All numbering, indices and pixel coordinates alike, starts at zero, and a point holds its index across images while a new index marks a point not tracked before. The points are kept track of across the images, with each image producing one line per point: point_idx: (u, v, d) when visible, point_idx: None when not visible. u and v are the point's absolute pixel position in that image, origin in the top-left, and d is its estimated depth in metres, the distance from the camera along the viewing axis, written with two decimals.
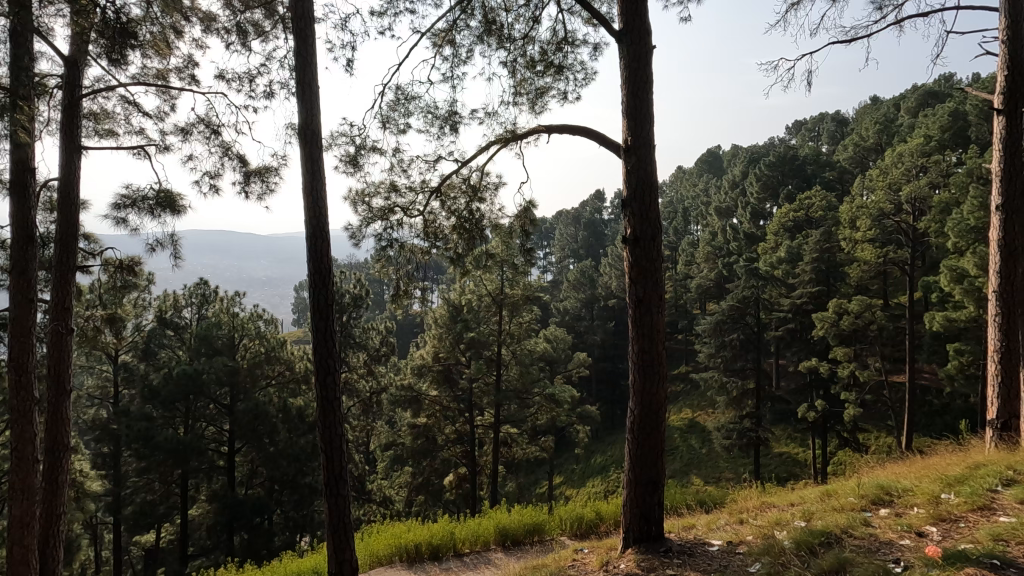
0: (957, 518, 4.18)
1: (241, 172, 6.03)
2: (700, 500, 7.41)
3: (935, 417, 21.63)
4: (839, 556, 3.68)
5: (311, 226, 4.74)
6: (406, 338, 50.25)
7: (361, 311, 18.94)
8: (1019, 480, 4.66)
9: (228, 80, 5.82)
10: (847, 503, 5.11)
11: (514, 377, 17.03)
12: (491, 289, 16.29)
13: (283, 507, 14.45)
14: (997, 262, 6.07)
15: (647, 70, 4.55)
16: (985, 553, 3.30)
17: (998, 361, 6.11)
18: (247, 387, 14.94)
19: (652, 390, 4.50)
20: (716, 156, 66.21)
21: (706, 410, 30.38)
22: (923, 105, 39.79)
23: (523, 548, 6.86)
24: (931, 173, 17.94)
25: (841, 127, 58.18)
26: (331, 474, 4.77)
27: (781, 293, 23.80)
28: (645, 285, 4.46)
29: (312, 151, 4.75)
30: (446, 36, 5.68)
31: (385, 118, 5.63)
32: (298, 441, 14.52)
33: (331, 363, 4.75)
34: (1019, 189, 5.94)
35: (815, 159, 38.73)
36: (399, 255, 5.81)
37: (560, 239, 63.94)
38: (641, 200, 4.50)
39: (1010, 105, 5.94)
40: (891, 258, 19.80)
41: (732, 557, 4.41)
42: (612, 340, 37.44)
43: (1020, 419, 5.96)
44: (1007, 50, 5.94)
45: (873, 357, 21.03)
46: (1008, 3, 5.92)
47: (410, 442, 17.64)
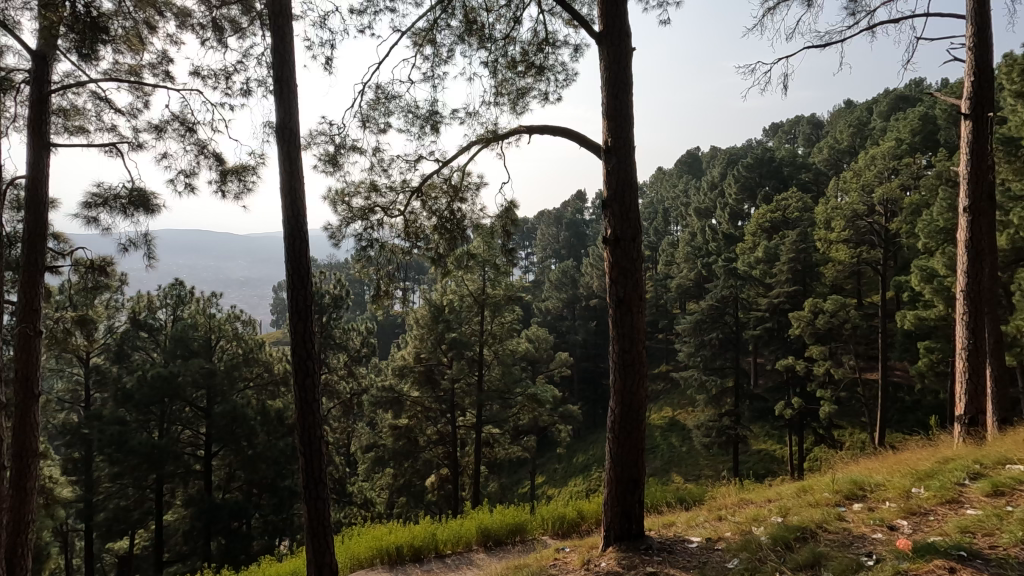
0: (926, 512, 4.31)
1: (217, 171, 5.92)
2: (680, 498, 7.49)
3: (907, 414, 22.19)
4: (814, 551, 3.76)
5: (289, 227, 4.68)
6: (387, 339, 50.05)
7: (342, 312, 18.54)
8: (985, 474, 4.81)
9: (204, 77, 5.72)
10: (822, 499, 5.22)
11: (496, 377, 17.10)
12: (473, 289, 16.33)
13: (262, 510, 14.20)
14: (965, 262, 6.25)
15: (627, 72, 4.59)
16: (954, 546, 3.39)
17: (965, 358, 6.27)
18: (225, 389, 14.57)
19: (632, 389, 4.54)
20: (695, 158, 67.15)
21: (686, 409, 30.76)
22: (895, 109, 40.95)
23: (505, 548, 6.84)
24: (902, 175, 18.48)
25: (817, 130, 59.61)
26: (310, 476, 4.73)
27: (759, 292, 24.35)
28: (624, 286, 4.50)
29: (289, 151, 4.69)
30: (426, 36, 5.65)
31: (364, 118, 5.59)
32: (277, 443, 14.33)
33: (311, 365, 4.71)
34: (983, 191, 6.16)
35: (791, 161, 39.61)
36: (379, 255, 5.76)
37: (542, 239, 64.22)
38: (621, 200, 4.53)
39: (976, 110, 6.12)
40: (864, 258, 20.24)
41: (711, 553, 4.47)
42: (593, 340, 37.82)
43: (985, 415, 6.15)
44: (974, 57, 6.10)
45: (847, 355, 21.49)
46: (975, 11, 6.10)
47: (391, 444, 17.32)
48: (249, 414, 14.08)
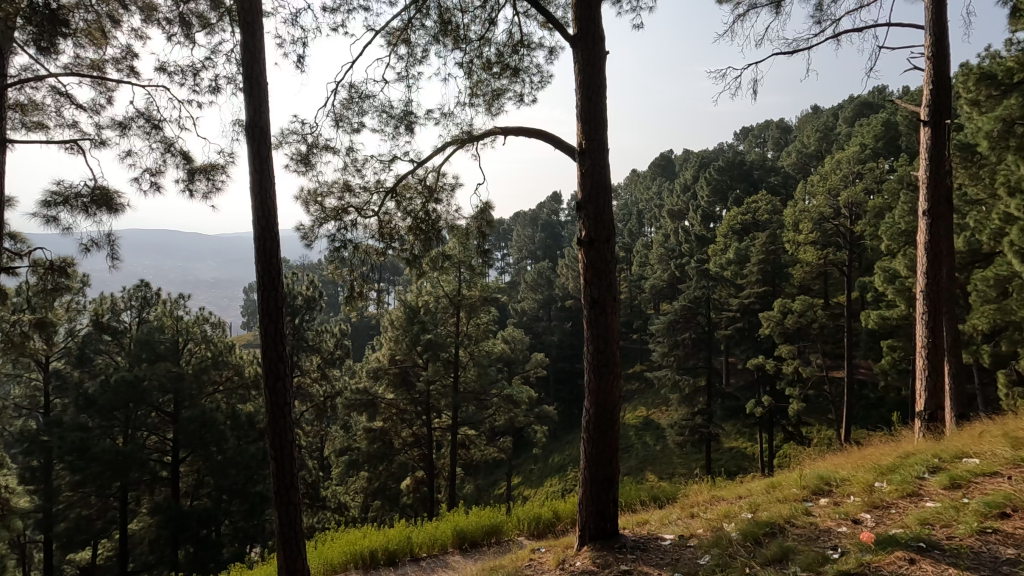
0: (888, 505, 4.46)
1: (185, 169, 5.75)
2: (654, 496, 7.58)
3: (872, 410, 22.95)
4: (782, 546, 3.85)
5: (260, 227, 4.59)
6: (362, 341, 49.57)
7: (315, 313, 18.19)
8: (943, 467, 5.00)
9: (170, 74, 5.56)
10: (790, 495, 5.35)
11: (472, 378, 17.17)
12: (449, 290, 16.29)
13: (233, 517, 13.85)
14: (924, 264, 6.48)
15: (601, 76, 4.64)
16: (913, 537, 3.51)
17: (925, 356, 6.49)
18: (193, 394, 14.12)
19: (607, 389, 4.58)
20: (669, 161, 68.21)
21: (660, 409, 31.20)
22: (859, 115, 42.36)
23: (480, 550, 6.83)
24: (866, 179, 19.12)
25: (786, 135, 61.22)
26: (281, 482, 4.65)
27: (729, 293, 24.84)
28: (598, 288, 4.54)
29: (260, 149, 4.60)
30: (400, 36, 5.61)
31: (338, 117, 5.51)
32: (247, 448, 13.99)
33: (282, 368, 4.63)
34: (941, 195, 6.40)
35: (761, 165, 40.52)
36: (353, 256, 5.69)
37: (518, 240, 64.36)
38: (595, 202, 4.57)
39: (934, 117, 6.35)
40: (831, 260, 20.79)
41: (684, 550, 4.54)
42: (568, 341, 38.08)
43: (944, 410, 6.39)
44: (933, 66, 6.34)
45: (815, 354, 22.06)
46: (933, 22, 6.33)
47: (366, 447, 17.10)
48: (219, 418, 13.72)
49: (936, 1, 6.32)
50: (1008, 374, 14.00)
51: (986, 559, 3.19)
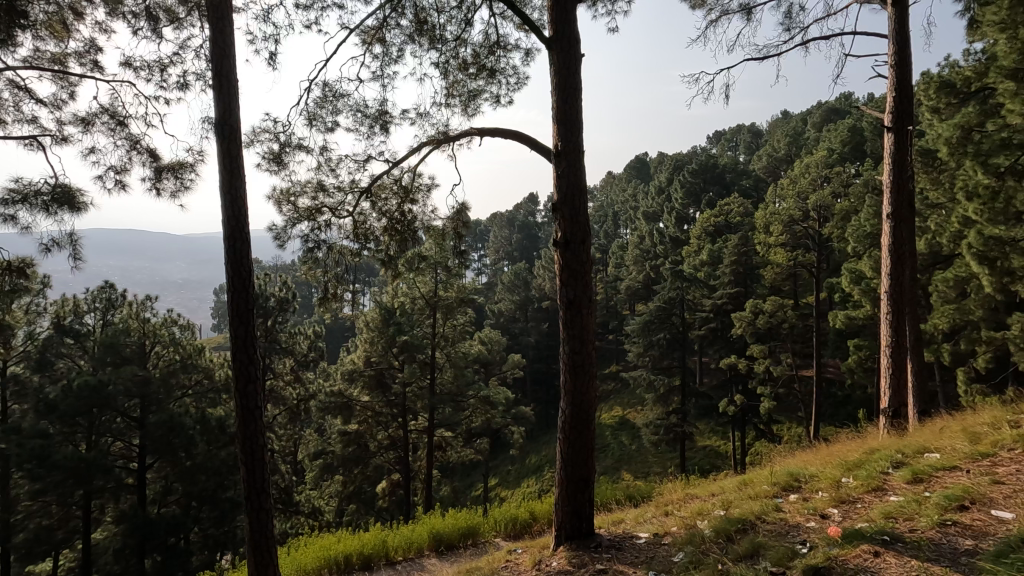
0: (854, 500, 4.58)
1: (152, 167, 5.58)
2: (629, 495, 7.66)
3: (839, 408, 23.61)
4: (753, 542, 3.93)
5: (229, 227, 4.50)
6: (337, 343, 48.98)
7: (289, 315, 17.82)
8: (906, 462, 5.16)
9: (136, 69, 5.39)
10: (761, 491, 5.46)
11: (448, 380, 17.09)
12: (425, 291, 16.22)
13: (202, 524, 13.47)
14: (888, 265, 6.69)
15: (577, 78, 4.67)
16: (878, 531, 3.61)
17: (889, 355, 6.69)
18: (161, 398, 13.75)
19: (583, 390, 4.61)
20: (644, 164, 69.13)
21: (636, 408, 31.54)
22: (827, 121, 43.68)
23: (457, 553, 6.79)
24: (833, 183, 19.67)
25: (757, 139, 62.71)
26: (252, 488, 4.55)
27: (703, 294, 25.26)
28: (574, 288, 4.56)
29: (230, 148, 4.50)
30: (375, 34, 5.56)
31: (311, 115, 5.44)
32: (217, 453, 13.60)
33: (253, 371, 4.54)
34: (904, 198, 6.62)
35: (733, 168, 41.33)
36: (327, 257, 5.62)
37: (495, 241, 64.41)
38: (571, 204, 4.59)
39: (897, 124, 6.56)
40: (800, 261, 21.31)
41: (658, 548, 4.59)
42: (545, 343, 38.27)
43: (907, 407, 6.60)
44: (895, 74, 6.56)
45: (785, 353, 22.57)
46: (896, 32, 6.54)
47: (341, 450, 16.90)
48: (187, 423, 13.34)
49: (900, 11, 6.53)
50: (967, 373, 14.53)
51: (946, 550, 3.30)
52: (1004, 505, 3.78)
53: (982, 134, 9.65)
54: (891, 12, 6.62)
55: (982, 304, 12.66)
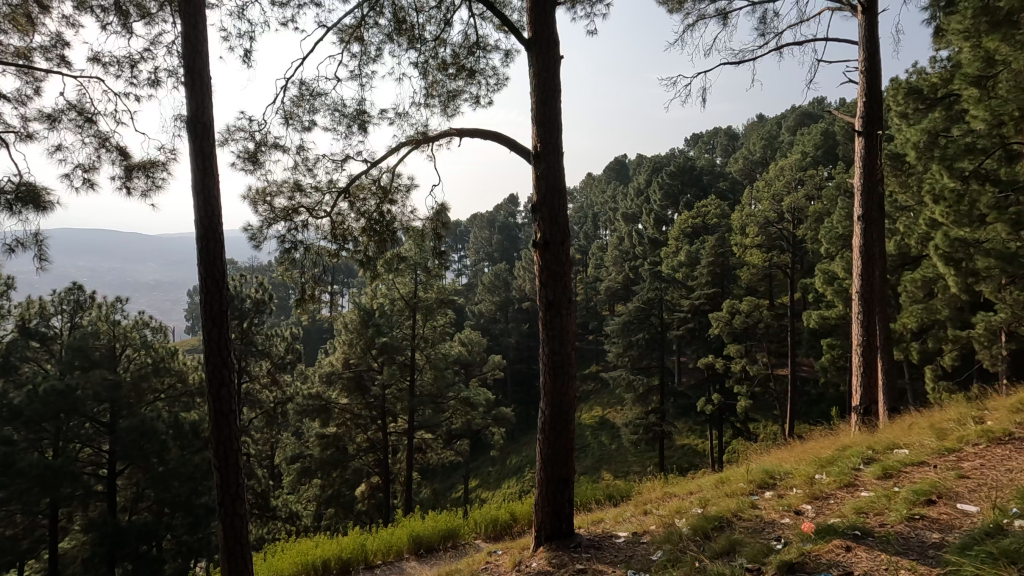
0: (827, 496, 4.67)
1: (123, 165, 5.41)
2: (609, 494, 7.70)
3: (813, 405, 24.13)
4: (730, 539, 3.99)
5: (202, 227, 4.40)
6: (315, 345, 48.36)
7: (265, 316, 17.47)
8: (877, 458, 5.29)
9: (105, 64, 5.24)
10: (738, 489, 5.55)
11: (429, 381, 16.97)
12: (404, 292, 16.12)
13: (175, 531, 13.14)
14: (859, 266, 6.85)
15: (556, 80, 4.69)
16: (850, 526, 3.69)
17: (860, 354, 6.85)
18: (132, 402, 13.37)
19: (562, 390, 4.61)
20: (624, 166, 69.73)
21: (615, 408, 31.77)
22: (800, 125, 44.82)
23: (436, 555, 6.74)
24: (807, 186, 20.11)
25: (733, 142, 63.85)
26: (226, 493, 4.46)
27: (681, 294, 25.55)
28: (554, 290, 4.57)
29: (203, 146, 4.42)
30: (354, 33, 5.51)
31: (288, 114, 5.36)
32: (191, 458, 13.23)
33: (226, 375, 4.46)
34: (874, 201, 6.79)
35: (710, 170, 41.89)
36: (305, 257, 5.54)
37: (475, 242, 64.33)
38: (551, 205, 4.60)
39: (868, 128, 6.72)
40: (775, 262, 21.73)
41: (637, 547, 4.63)
42: (526, 343, 38.36)
43: (877, 405, 6.77)
44: (866, 79, 6.73)
45: (761, 353, 22.98)
46: (866, 38, 6.71)
47: (319, 454, 16.67)
48: (160, 427, 12.97)
49: (870, 18, 6.69)
50: (934, 370, 14.97)
51: (914, 544, 3.39)
52: (969, 499, 3.90)
53: (947, 139, 10.01)
54: (860, 19, 6.78)
55: (948, 304, 13.10)
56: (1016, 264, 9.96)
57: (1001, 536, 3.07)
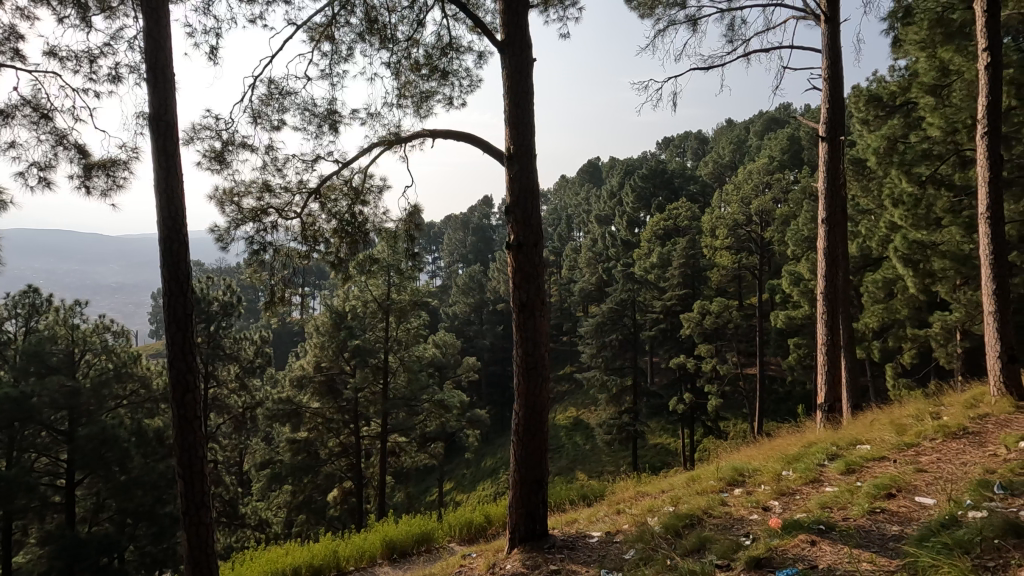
0: (793, 492, 4.80)
1: (81, 163, 5.20)
2: (583, 494, 7.73)
3: (780, 403, 24.74)
4: (700, 536, 4.05)
5: (165, 228, 4.27)
6: (285, 348, 47.44)
7: (233, 319, 16.99)
8: (840, 454, 5.45)
9: (62, 58, 5.03)
10: (708, 486, 5.65)
11: (402, 384, 16.81)
12: (377, 294, 15.98)
13: (138, 542, 12.63)
14: (823, 268, 7.04)
15: (529, 83, 4.70)
16: (815, 521, 3.79)
17: (825, 353, 7.04)
18: (92, 410, 12.85)
19: (536, 391, 4.62)
20: (597, 168, 70.34)
21: (589, 408, 31.99)
22: (767, 130, 46.09)
23: (410, 560, 6.66)
24: (774, 189, 20.60)
25: (703, 145, 65.15)
26: (191, 501, 4.35)
27: (654, 295, 25.90)
28: (528, 291, 4.58)
29: (166, 145, 4.29)
30: (324, 32, 5.43)
31: (256, 113, 5.25)
32: (155, 466, 12.76)
33: (191, 380, 4.33)
34: (837, 205, 6.99)
35: (681, 173, 42.56)
36: (274, 259, 5.42)
37: (449, 243, 64.02)
38: (523, 206, 4.61)
39: (831, 133, 6.92)
40: (744, 264, 22.21)
41: (610, 546, 4.67)
42: (500, 345, 38.35)
43: (841, 402, 6.98)
44: (829, 87, 6.93)
45: (731, 353, 23.45)
46: (829, 46, 6.92)
47: (289, 459, 16.23)
48: (122, 435, 12.47)
49: (832, 26, 6.91)
50: (894, 368, 15.52)
51: (875, 536, 3.50)
52: (926, 491, 4.05)
53: (906, 145, 10.39)
54: (823, 28, 6.99)
55: (907, 304, 13.59)
56: (970, 265, 10.58)
57: (955, 527, 3.19)
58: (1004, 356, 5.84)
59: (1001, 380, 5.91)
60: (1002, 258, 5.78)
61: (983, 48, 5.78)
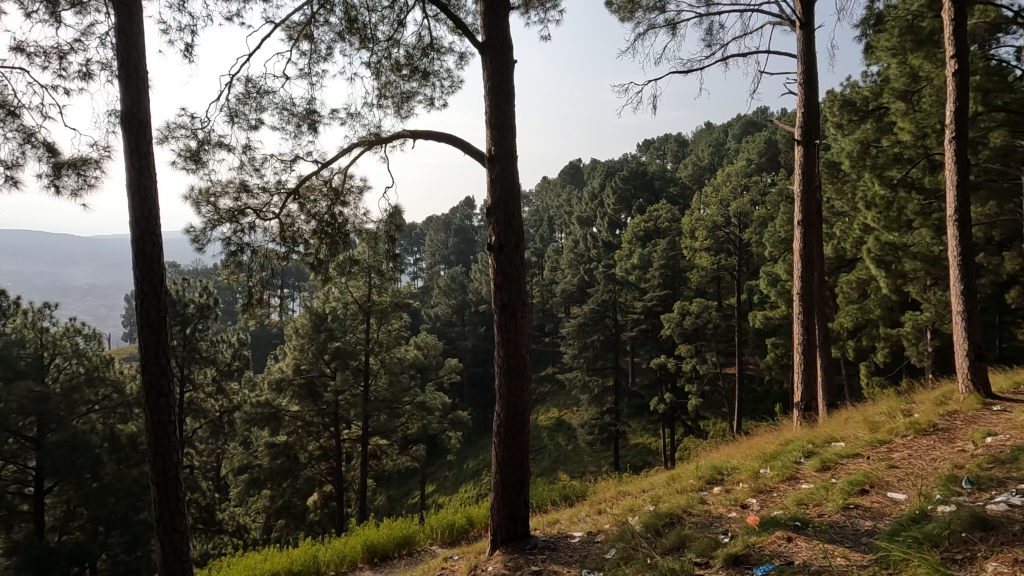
0: (771, 489, 4.88)
1: (50, 161, 5.05)
2: (565, 495, 7.74)
3: (759, 402, 25.15)
4: (680, 535, 4.09)
5: (139, 229, 4.18)
6: (264, 351, 46.77)
7: (210, 322, 16.65)
8: (816, 452, 5.56)
9: (29, 54, 4.88)
10: (688, 485, 5.71)
11: (383, 387, 16.68)
12: (357, 296, 15.90)
13: (111, 550, 12.24)
14: (799, 268, 7.17)
15: (509, 84, 4.71)
16: (791, 517, 3.86)
17: (801, 352, 7.18)
18: (63, 415, 12.47)
19: (517, 392, 4.62)
20: (578, 170, 70.73)
21: (571, 409, 32.12)
22: (744, 134, 46.93)
23: (391, 564, 6.59)
24: (751, 192, 20.93)
25: (683, 148, 66.04)
26: (165, 508, 4.25)
27: (634, 296, 26.13)
28: (509, 292, 4.58)
29: (138, 144, 4.20)
30: (302, 30, 5.37)
31: (233, 112, 5.17)
32: (128, 472, 12.40)
33: (165, 384, 4.25)
34: (812, 207, 7.13)
35: (661, 176, 43.03)
36: (252, 260, 5.34)
37: (430, 245, 63.70)
38: (504, 207, 4.62)
39: (806, 136, 7.06)
40: (723, 265, 22.53)
41: (591, 546, 4.69)
42: (482, 346, 38.29)
43: (816, 400, 7.12)
44: (804, 91, 7.07)
45: (710, 352, 23.75)
46: (804, 51, 7.05)
47: (268, 463, 16.23)
48: (94, 441, 12.07)
49: (807, 32, 7.04)
50: (868, 366, 15.89)
51: (849, 532, 3.57)
52: (897, 487, 4.16)
53: (878, 149, 10.64)
54: (799, 34, 7.12)
55: (880, 304, 13.93)
56: (939, 266, 10.89)
57: (925, 521, 3.28)
58: (971, 355, 6.04)
59: (969, 378, 6.10)
60: (969, 259, 5.96)
61: (951, 55, 5.95)
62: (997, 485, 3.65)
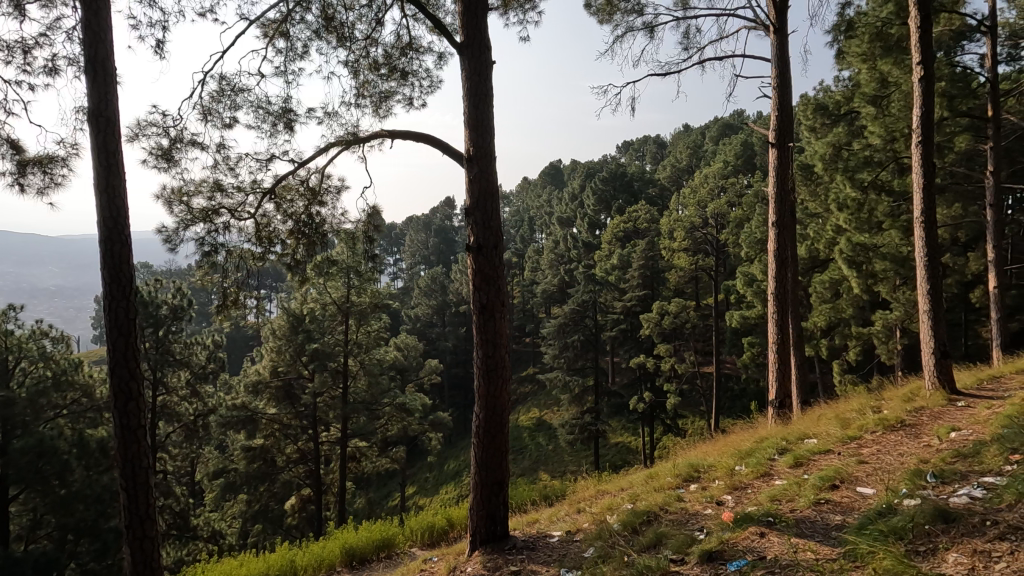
0: (746, 486, 4.97)
1: (14, 158, 4.87)
2: (544, 494, 7.77)
3: (735, 400, 25.54)
4: (656, 532, 4.14)
5: (107, 229, 4.07)
6: (239, 352, 46.03)
7: (183, 323, 16.25)
8: (789, 448, 5.69)
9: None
10: (666, 483, 5.77)
11: (362, 388, 16.48)
12: (336, 296, 15.73)
13: (79, 559, 11.82)
14: (773, 268, 7.29)
15: (487, 84, 4.70)
16: (764, 513, 3.93)
17: (775, 350, 7.30)
18: (28, 420, 12.03)
19: (495, 393, 4.63)
20: (558, 171, 71.08)
21: (552, 409, 32.20)
22: (721, 136, 47.65)
23: (370, 566, 6.55)
24: (728, 193, 21.29)
25: (661, 150, 66.86)
26: (134, 514, 4.15)
27: (614, 296, 26.34)
28: (488, 293, 4.57)
29: (106, 142, 4.09)
30: (278, 28, 5.30)
31: (206, 110, 5.08)
32: (97, 479, 12.04)
33: (134, 387, 4.16)
34: (786, 209, 7.27)
35: (640, 176, 43.40)
36: (226, 261, 5.24)
37: (410, 244, 63.31)
38: (482, 208, 4.62)
39: (780, 140, 7.20)
40: (701, 265, 22.80)
41: (570, 545, 4.72)
42: (463, 347, 38.23)
43: (790, 398, 7.24)
44: (777, 94, 7.20)
45: (688, 352, 24.06)
46: (778, 56, 7.20)
47: (244, 467, 15.92)
48: (61, 447, 11.65)
49: (780, 36, 7.19)
50: (840, 364, 16.26)
51: (819, 526, 3.65)
52: (865, 482, 4.27)
53: (850, 152, 10.90)
54: (773, 39, 7.26)
55: (851, 304, 14.24)
56: (907, 267, 11.18)
57: (891, 515, 3.36)
58: (937, 353, 6.23)
59: (936, 376, 6.28)
60: (935, 261, 6.14)
61: (917, 62, 6.13)
62: (959, 478, 3.77)
